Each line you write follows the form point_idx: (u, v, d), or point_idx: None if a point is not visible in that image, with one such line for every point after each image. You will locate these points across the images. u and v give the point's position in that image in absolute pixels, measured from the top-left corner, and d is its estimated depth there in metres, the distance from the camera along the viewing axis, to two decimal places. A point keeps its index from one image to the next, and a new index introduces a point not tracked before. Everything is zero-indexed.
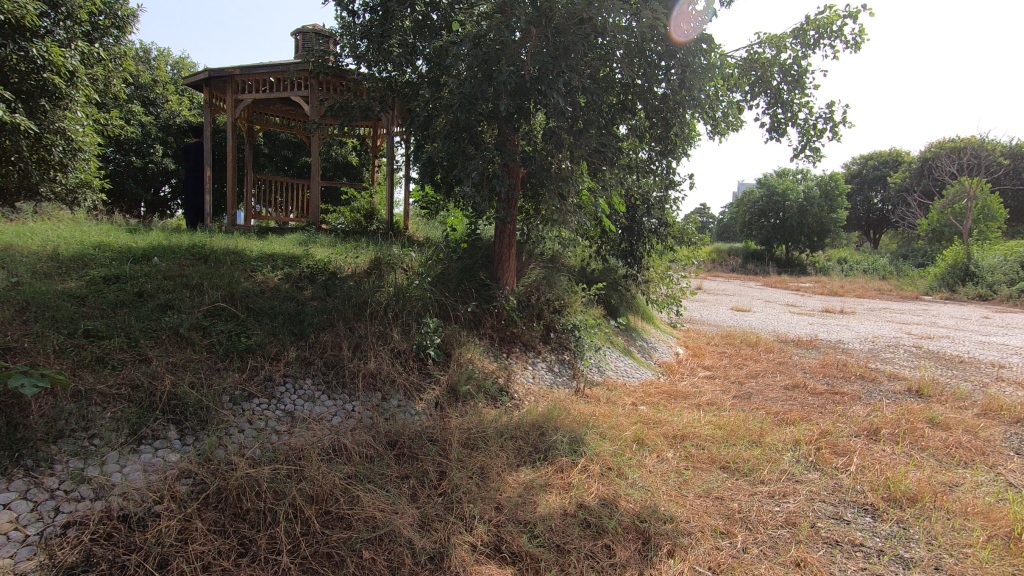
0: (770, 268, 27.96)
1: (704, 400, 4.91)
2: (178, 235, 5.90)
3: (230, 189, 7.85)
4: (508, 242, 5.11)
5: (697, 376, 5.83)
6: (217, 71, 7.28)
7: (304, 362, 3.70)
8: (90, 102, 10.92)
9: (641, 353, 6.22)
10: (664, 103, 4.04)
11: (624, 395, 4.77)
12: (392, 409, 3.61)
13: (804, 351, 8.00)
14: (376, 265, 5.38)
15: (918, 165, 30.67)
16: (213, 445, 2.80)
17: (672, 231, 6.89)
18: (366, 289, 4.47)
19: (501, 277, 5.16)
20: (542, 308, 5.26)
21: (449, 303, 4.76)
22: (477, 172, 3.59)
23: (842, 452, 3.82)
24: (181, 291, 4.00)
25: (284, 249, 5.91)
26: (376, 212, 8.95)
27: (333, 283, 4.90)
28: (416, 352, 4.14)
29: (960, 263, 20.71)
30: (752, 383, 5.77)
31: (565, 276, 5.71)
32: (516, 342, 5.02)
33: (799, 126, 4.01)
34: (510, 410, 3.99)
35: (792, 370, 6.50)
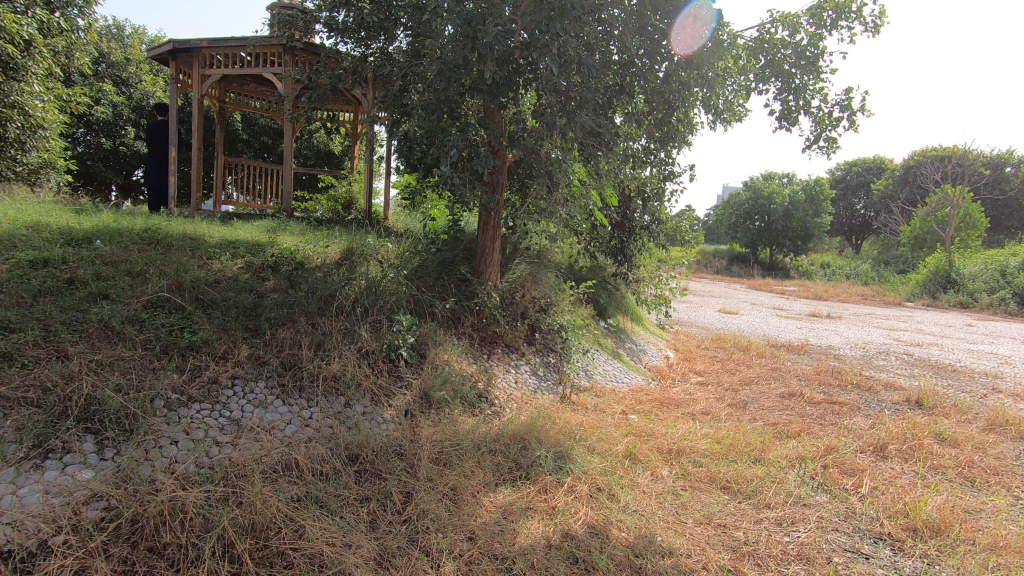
0: (754, 271, 27.95)
1: (699, 409, 4.57)
2: (132, 218, 5.41)
3: (195, 171, 7.32)
4: (492, 234, 4.72)
5: (689, 382, 5.50)
6: (183, 43, 6.79)
7: (257, 362, 3.27)
8: (52, 77, 10.38)
9: (630, 357, 5.87)
10: (667, 85, 3.68)
11: (613, 402, 4.41)
12: (356, 417, 3.19)
13: (796, 356, 7.72)
14: (348, 256, 4.96)
15: (901, 172, 30.87)
16: (135, 460, 2.37)
17: (664, 228, 6.55)
18: (333, 281, 4.04)
19: (483, 272, 4.76)
20: (527, 306, 4.87)
21: (426, 299, 4.35)
22: (456, 151, 3.17)
23: (850, 472, 3.49)
24: (120, 279, 3.55)
25: (249, 237, 5.45)
26: (354, 201, 8.48)
27: (299, 274, 4.47)
28: (387, 353, 3.72)
29: (942, 271, 20.81)
30: (746, 391, 5.45)
31: (552, 273, 5.32)
32: (498, 343, 4.63)
33: (812, 115, 3.67)
34: (489, 419, 3.60)
35: (786, 378, 6.21)
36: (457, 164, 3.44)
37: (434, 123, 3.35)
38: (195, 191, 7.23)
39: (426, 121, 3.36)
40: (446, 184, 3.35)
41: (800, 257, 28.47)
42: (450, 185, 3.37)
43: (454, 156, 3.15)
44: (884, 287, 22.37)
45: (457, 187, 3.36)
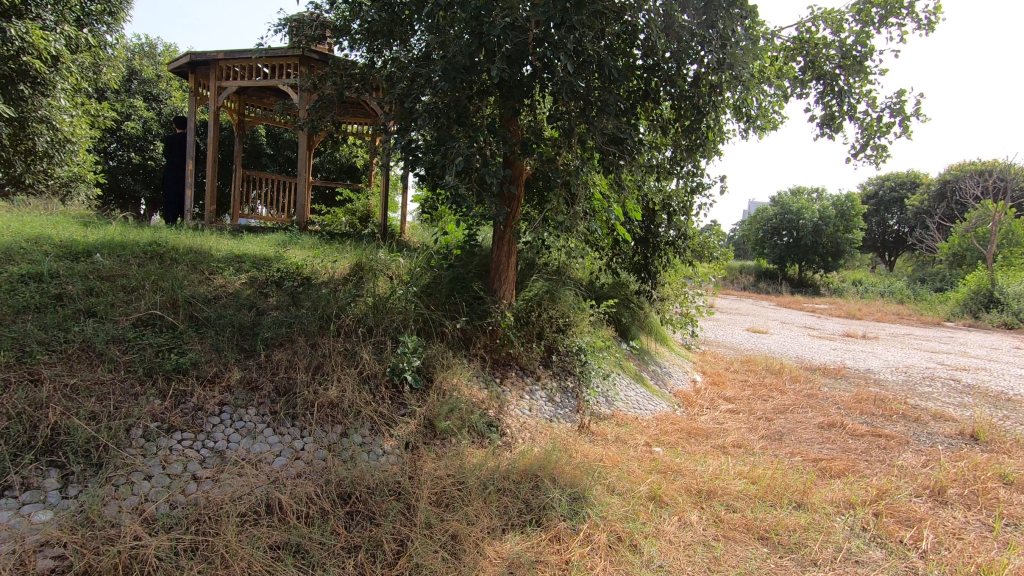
0: (783, 288, 27.13)
1: (730, 441, 4.19)
2: (141, 231, 5.31)
3: (211, 183, 7.24)
4: (507, 250, 4.45)
5: (719, 410, 5.11)
6: (199, 55, 6.75)
7: (249, 386, 3.03)
8: (81, 92, 10.58)
9: (654, 381, 5.50)
10: (696, 88, 3.38)
11: (635, 433, 4.07)
12: (352, 448, 2.92)
13: (833, 381, 7.22)
14: (357, 271, 4.74)
15: (937, 186, 29.78)
16: (100, 499, 2.15)
17: (691, 244, 6.20)
18: (337, 299, 3.82)
19: (497, 290, 4.48)
20: (544, 326, 4.56)
21: (435, 318, 4.09)
22: (462, 159, 2.91)
23: (907, 521, 3.08)
24: (112, 296, 3.38)
25: (257, 251, 5.28)
26: (370, 214, 8.31)
27: (303, 290, 4.26)
28: (390, 377, 3.45)
29: (984, 290, 19.80)
30: (781, 421, 5.04)
31: (572, 291, 4.99)
32: (511, 366, 4.34)
33: (858, 120, 3.32)
34: (499, 452, 3.29)
35: (824, 406, 5.76)
36: (465, 174, 3.19)
37: (441, 130, 3.11)
38: (210, 204, 7.14)
39: (432, 128, 3.12)
40: (452, 195, 3.10)
41: (830, 274, 27.56)
42: (456, 194, 3.12)
43: (462, 164, 2.89)
44: (922, 305, 21.40)
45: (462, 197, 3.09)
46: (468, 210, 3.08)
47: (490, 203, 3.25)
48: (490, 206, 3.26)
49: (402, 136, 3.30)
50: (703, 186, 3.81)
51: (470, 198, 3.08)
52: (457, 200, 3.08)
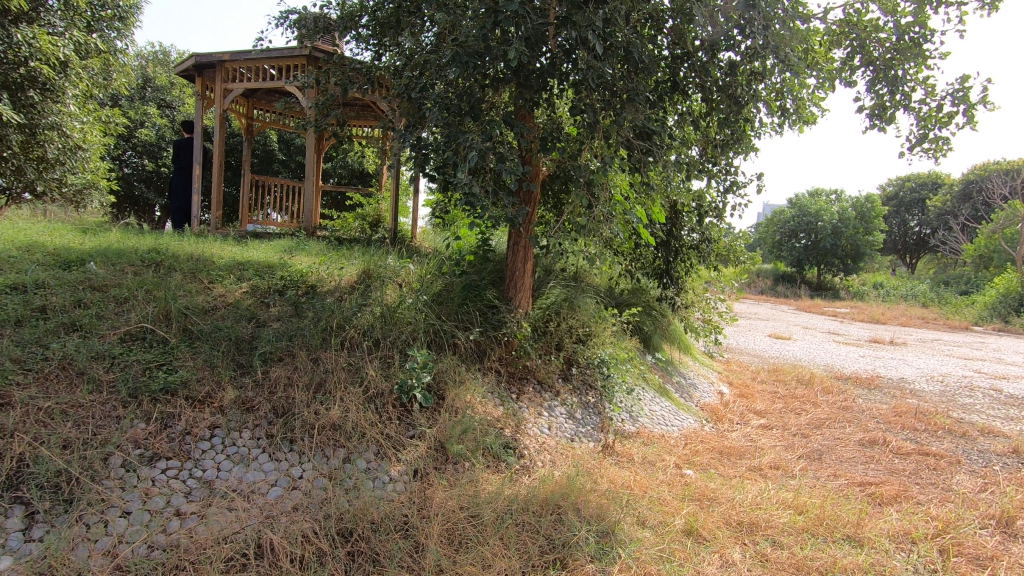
0: (802, 291, 26.49)
1: (766, 462, 3.86)
2: (142, 238, 5.11)
3: (217, 188, 7.05)
4: (523, 255, 4.18)
5: (750, 426, 4.77)
6: (205, 57, 6.57)
7: (244, 406, 2.78)
8: (92, 99, 10.51)
9: (679, 394, 5.17)
10: (731, 77, 3.08)
11: (663, 453, 3.75)
12: (355, 476, 2.65)
13: (867, 392, 6.82)
14: (365, 278, 4.49)
15: (961, 187, 29.00)
16: (66, 544, 1.93)
17: (716, 248, 5.88)
18: (342, 310, 3.56)
19: (513, 298, 4.20)
20: (563, 337, 4.26)
21: (447, 330, 3.81)
22: (476, 154, 2.64)
23: (979, 561, 2.73)
24: (102, 308, 3.16)
25: (262, 258, 5.05)
26: (381, 219, 8.08)
27: (307, 299, 4.01)
28: (398, 395, 3.17)
29: (1014, 293, 19.09)
30: (819, 438, 4.68)
31: (592, 299, 4.68)
32: (529, 380, 4.05)
33: (914, 110, 2.98)
34: (517, 478, 3.00)
35: (863, 420, 5.38)
36: (479, 173, 2.92)
37: (451, 125, 2.84)
38: (216, 210, 6.95)
39: (441, 123, 2.85)
40: (465, 195, 2.82)
41: (851, 277, 26.87)
42: (469, 194, 2.84)
43: (475, 160, 2.61)
44: (948, 309, 20.70)
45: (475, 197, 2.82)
46: (483, 211, 2.80)
47: (507, 204, 2.97)
48: (507, 207, 2.98)
49: (411, 132, 3.04)
50: (737, 185, 3.50)
51: (485, 198, 2.80)
52: (471, 200, 2.81)
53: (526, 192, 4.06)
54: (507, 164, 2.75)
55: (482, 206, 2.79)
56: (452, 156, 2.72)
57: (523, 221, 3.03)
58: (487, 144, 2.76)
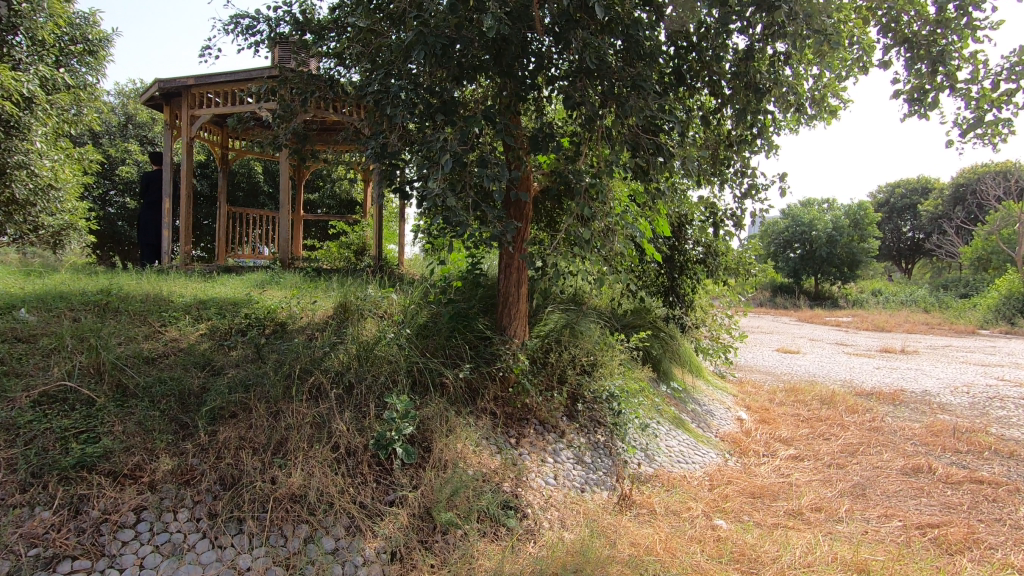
0: (801, 301, 26.06)
1: (807, 505, 3.36)
2: (96, 278, 4.65)
3: (187, 221, 6.59)
4: (516, 278, 3.74)
5: (780, 458, 4.26)
6: (168, 82, 6.16)
7: (183, 477, 2.29)
8: (64, 136, 10.14)
9: (696, 425, 4.67)
10: (746, 63, 2.67)
11: (689, 500, 3.25)
12: (319, 563, 2.15)
13: (894, 409, 6.31)
14: (341, 312, 4.03)
15: (952, 190, 28.91)
16: None
17: (723, 261, 5.46)
18: (310, 352, 3.09)
19: (507, 327, 3.75)
20: (565, 368, 3.77)
21: (433, 368, 3.33)
22: (449, 160, 2.21)
23: None
24: (20, 364, 2.69)
25: (228, 294, 4.58)
26: (365, 247, 7.64)
27: (274, 339, 3.54)
28: (374, 452, 2.66)
29: (1018, 294, 18.69)
30: (857, 468, 4.18)
31: (596, 324, 4.21)
32: (529, 420, 3.55)
33: (962, 92, 2.57)
34: (521, 547, 2.50)
35: (899, 444, 4.88)
36: (458, 182, 2.51)
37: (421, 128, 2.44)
38: (185, 244, 6.49)
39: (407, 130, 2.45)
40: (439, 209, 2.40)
41: (849, 285, 26.50)
42: (445, 207, 2.43)
43: (448, 166, 2.19)
44: (951, 313, 20.28)
45: (453, 210, 2.40)
46: (461, 226, 2.38)
47: (492, 218, 2.54)
48: (493, 219, 2.56)
49: (377, 140, 2.64)
50: (756, 188, 3.08)
51: (463, 212, 2.38)
52: (446, 214, 2.39)
53: (515, 202, 3.66)
54: (487, 169, 2.33)
55: (459, 221, 2.37)
56: (419, 163, 2.32)
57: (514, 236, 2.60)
58: (464, 147, 2.34)
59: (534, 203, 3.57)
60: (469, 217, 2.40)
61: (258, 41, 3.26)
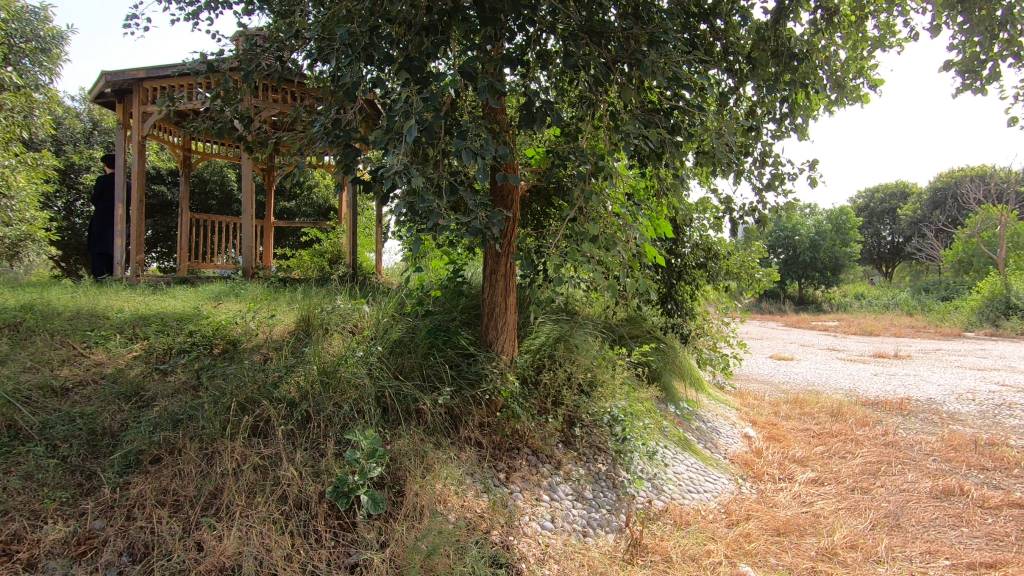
0: (786, 306, 25.92)
1: (841, 543, 2.94)
2: (24, 292, 4.09)
3: (138, 228, 6.01)
4: (503, 286, 3.30)
5: (799, 482, 3.83)
6: (116, 76, 5.61)
7: (81, 548, 1.87)
8: (16, 142, 9.47)
9: (703, 446, 4.24)
10: (772, 29, 2.28)
11: (708, 542, 2.80)
12: None
13: (905, 420, 5.95)
14: (303, 328, 3.55)
15: (930, 194, 29.18)
16: None
17: (724, 265, 5.07)
18: (258, 380, 2.61)
19: (493, 342, 3.30)
20: (561, 388, 3.31)
21: (407, 393, 2.86)
22: (416, 125, 1.76)
23: None
24: None
25: (176, 308, 4.05)
26: (340, 255, 7.12)
27: (220, 362, 3.05)
28: (332, 501, 2.16)
29: (999, 296, 18.75)
30: (883, 492, 3.78)
31: (593, 336, 3.76)
32: (520, 449, 3.08)
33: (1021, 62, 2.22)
34: None
35: (921, 462, 4.49)
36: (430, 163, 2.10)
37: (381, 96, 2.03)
38: (135, 253, 5.90)
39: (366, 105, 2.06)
40: (405, 191, 1.96)
41: (831, 289, 26.48)
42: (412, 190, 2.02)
43: (411, 134, 1.75)
44: (934, 316, 20.24)
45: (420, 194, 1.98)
46: (429, 214, 1.95)
47: (471, 206, 2.10)
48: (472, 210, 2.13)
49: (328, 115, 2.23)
50: (779, 177, 2.69)
51: (431, 197, 1.95)
52: (412, 197, 1.98)
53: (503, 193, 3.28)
54: (464, 142, 1.89)
55: (427, 209, 1.95)
56: (377, 134, 1.91)
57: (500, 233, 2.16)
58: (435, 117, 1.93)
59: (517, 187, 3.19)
60: (440, 204, 1.98)
61: (194, 10, 2.79)
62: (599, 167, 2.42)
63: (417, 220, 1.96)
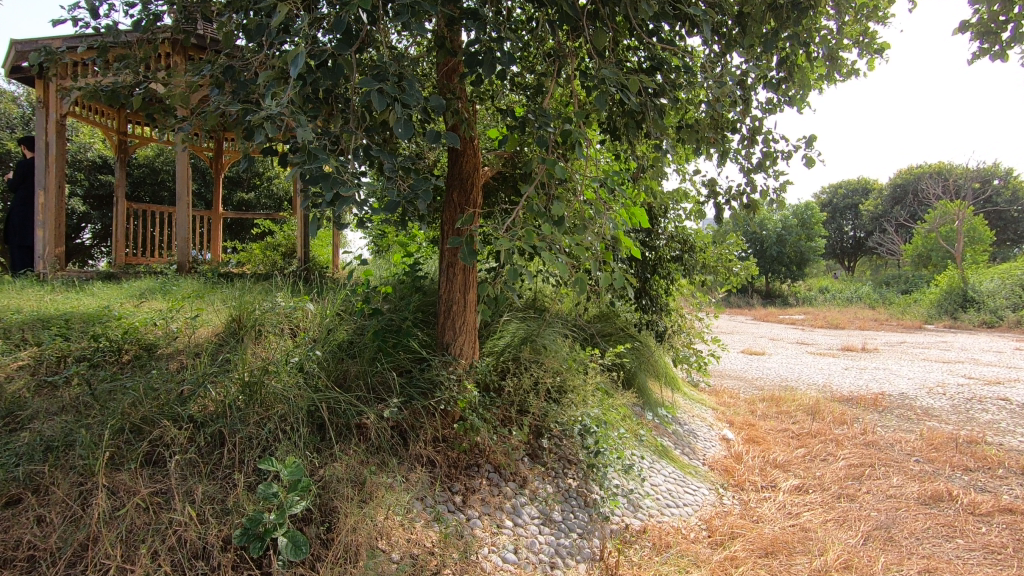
0: (754, 300, 26.12)
1: (835, 563, 2.65)
2: None
3: (58, 219, 5.37)
4: (460, 279, 2.94)
5: (784, 491, 3.56)
6: (29, 47, 4.99)
7: None
8: None
9: (681, 452, 3.94)
10: None
11: (691, 569, 2.48)
12: None
13: (881, 418, 5.79)
14: (234, 330, 3.10)
15: (891, 190, 29.85)
16: None
17: (700, 259, 4.80)
18: (162, 397, 2.18)
19: (450, 345, 2.93)
20: (526, 394, 2.96)
21: (348, 406, 2.47)
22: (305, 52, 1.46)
23: None
24: None
25: (88, 306, 3.53)
26: (293, 248, 6.60)
27: (124, 373, 2.58)
28: (242, 546, 1.76)
29: (957, 289, 19.19)
30: (871, 500, 3.54)
31: (562, 337, 3.42)
32: (480, 467, 2.71)
33: None
34: None
35: (905, 463, 4.29)
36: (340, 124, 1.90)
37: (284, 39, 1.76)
38: (52, 245, 5.25)
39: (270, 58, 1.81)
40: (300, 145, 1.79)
41: (797, 283, 26.82)
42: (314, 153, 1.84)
43: (296, 63, 1.48)
44: (896, 309, 20.61)
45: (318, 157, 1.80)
46: (322, 176, 1.77)
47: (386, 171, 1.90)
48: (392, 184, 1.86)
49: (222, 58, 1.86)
50: (770, 157, 2.37)
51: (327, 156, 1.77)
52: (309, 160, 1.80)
53: (454, 158, 3.07)
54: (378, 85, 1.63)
55: (320, 173, 1.76)
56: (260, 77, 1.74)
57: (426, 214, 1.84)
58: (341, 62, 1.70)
59: (471, 153, 2.98)
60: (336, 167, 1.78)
61: None
62: (566, 143, 2.07)
63: (311, 185, 1.77)
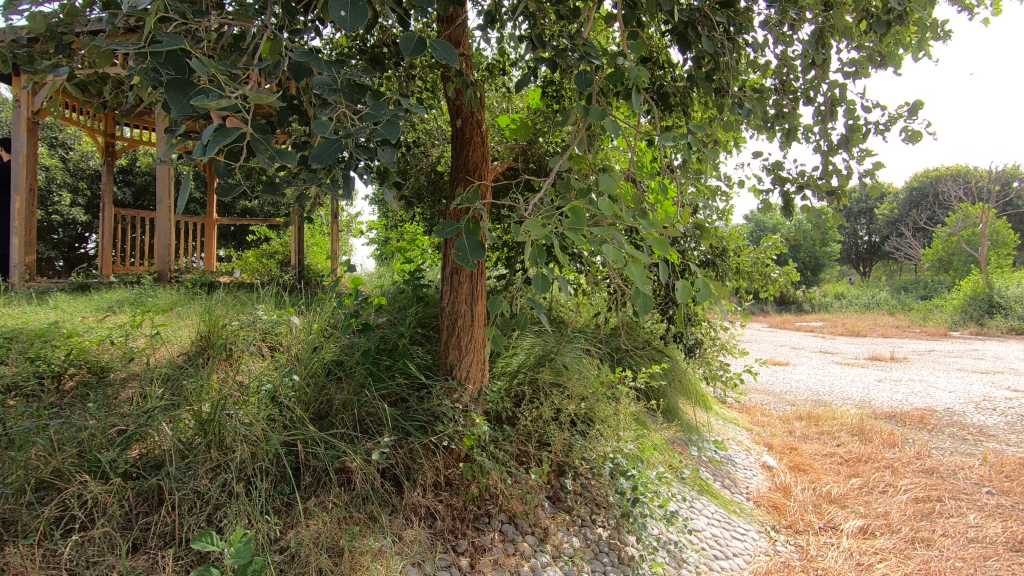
0: (769, 306, 25.39)
1: None
2: None
3: (30, 224, 4.94)
4: (465, 287, 2.47)
5: (849, 536, 3.01)
6: None
7: None
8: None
9: (721, 485, 3.42)
10: None
11: None
12: None
13: (934, 438, 5.21)
14: (200, 349, 2.64)
15: (908, 193, 29.05)
16: None
17: (733, 264, 4.28)
18: (91, 445, 1.73)
19: (452, 366, 2.46)
20: (545, 426, 2.48)
21: (327, 446, 2.01)
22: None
23: None
24: None
25: (43, 320, 3.09)
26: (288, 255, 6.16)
27: (56, 405, 2.12)
28: None
29: (983, 294, 18.41)
30: (952, 545, 2.99)
31: (585, 356, 2.94)
32: (490, 518, 2.22)
33: None
34: None
35: (978, 497, 3.72)
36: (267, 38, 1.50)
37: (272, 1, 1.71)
38: (23, 253, 4.85)
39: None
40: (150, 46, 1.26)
41: (813, 288, 26.10)
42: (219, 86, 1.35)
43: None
44: (918, 315, 19.85)
45: (186, 64, 1.28)
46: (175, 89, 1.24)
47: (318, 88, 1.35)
48: (332, 114, 1.37)
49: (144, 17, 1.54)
50: (859, 129, 1.85)
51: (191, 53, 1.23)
52: (167, 65, 1.26)
53: (458, 146, 2.63)
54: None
55: (174, 85, 1.23)
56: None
57: (390, 165, 1.35)
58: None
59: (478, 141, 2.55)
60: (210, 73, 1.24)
61: None
62: (603, 113, 1.59)
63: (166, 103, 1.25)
